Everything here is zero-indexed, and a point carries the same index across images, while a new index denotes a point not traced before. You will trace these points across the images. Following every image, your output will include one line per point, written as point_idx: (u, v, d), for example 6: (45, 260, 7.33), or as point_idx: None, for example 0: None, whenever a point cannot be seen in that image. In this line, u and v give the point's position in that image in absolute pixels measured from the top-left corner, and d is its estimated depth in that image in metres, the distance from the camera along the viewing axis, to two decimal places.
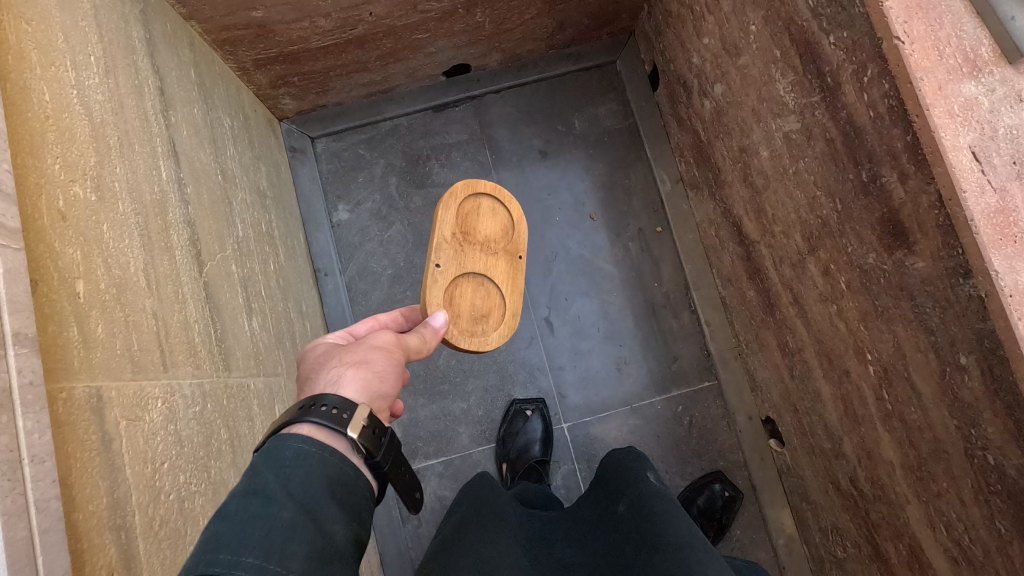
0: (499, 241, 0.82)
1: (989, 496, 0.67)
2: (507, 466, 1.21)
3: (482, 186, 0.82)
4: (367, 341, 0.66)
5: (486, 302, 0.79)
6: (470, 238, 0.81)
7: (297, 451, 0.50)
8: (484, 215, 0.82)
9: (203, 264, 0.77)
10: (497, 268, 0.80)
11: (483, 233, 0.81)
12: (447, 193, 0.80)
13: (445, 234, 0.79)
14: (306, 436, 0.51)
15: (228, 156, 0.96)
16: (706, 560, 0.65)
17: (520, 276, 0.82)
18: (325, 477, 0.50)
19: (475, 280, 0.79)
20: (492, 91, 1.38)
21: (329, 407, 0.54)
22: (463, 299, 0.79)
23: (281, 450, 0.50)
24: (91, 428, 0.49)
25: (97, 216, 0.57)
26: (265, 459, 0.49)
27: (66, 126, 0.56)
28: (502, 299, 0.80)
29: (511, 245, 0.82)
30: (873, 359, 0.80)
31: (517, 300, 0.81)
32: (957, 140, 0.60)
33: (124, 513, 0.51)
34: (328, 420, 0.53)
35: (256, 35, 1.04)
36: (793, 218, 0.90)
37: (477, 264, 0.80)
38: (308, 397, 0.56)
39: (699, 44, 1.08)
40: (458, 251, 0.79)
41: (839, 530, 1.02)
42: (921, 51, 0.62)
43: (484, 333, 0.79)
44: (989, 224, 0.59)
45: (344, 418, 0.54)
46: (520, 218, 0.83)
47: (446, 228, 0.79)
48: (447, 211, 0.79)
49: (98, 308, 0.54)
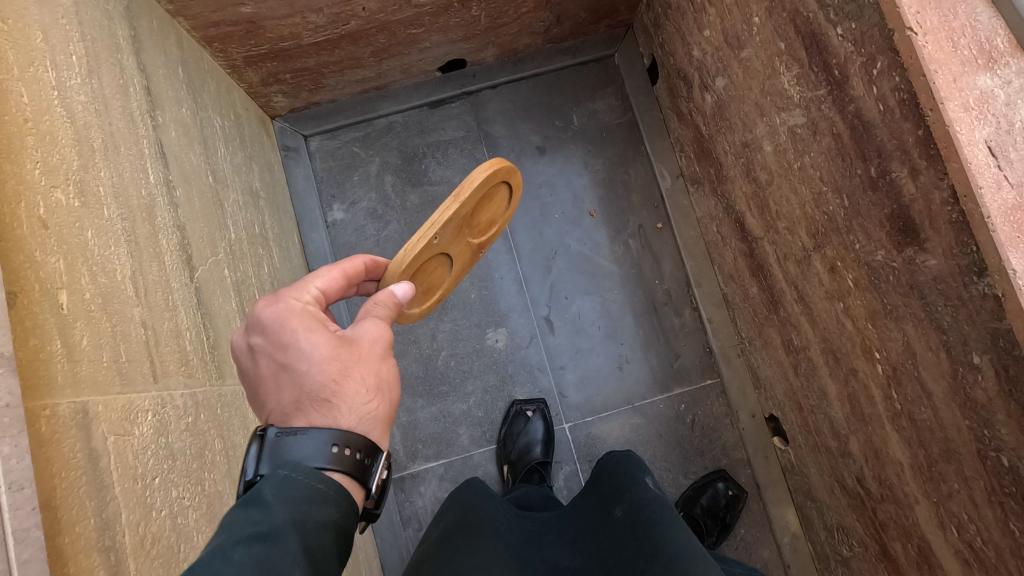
0: (480, 230, 0.80)
1: (1002, 498, 0.66)
2: (508, 468, 1.19)
3: (512, 178, 0.77)
4: (380, 345, 0.59)
5: (432, 284, 0.79)
6: (471, 222, 0.75)
7: (313, 498, 0.47)
8: (491, 201, 0.78)
9: (194, 269, 0.75)
10: (462, 256, 0.79)
11: (479, 219, 0.77)
12: (495, 169, 0.71)
13: (463, 214, 0.71)
14: (327, 480, 0.49)
15: (218, 157, 0.94)
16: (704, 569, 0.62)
17: (466, 268, 0.84)
18: (337, 529, 0.48)
19: (442, 261, 0.76)
20: (488, 86, 1.36)
21: (354, 453, 0.52)
22: (423, 276, 0.76)
23: (297, 491, 0.47)
24: (76, 446, 0.47)
25: (81, 222, 0.55)
26: (279, 497, 0.46)
27: (47, 129, 0.54)
28: (443, 284, 0.81)
29: (484, 238, 0.82)
30: (881, 358, 0.79)
31: (447, 288, 0.84)
32: (972, 134, 0.58)
33: (113, 534, 0.49)
34: (347, 466, 0.51)
35: (246, 31, 1.01)
36: (798, 214, 0.89)
37: (456, 251, 0.77)
38: (330, 433, 0.51)
39: (700, 36, 1.06)
40: (457, 234, 0.73)
41: (845, 529, 1.01)
42: (935, 42, 0.60)
43: (410, 308, 0.79)
44: (1006, 221, 0.57)
45: (369, 467, 0.53)
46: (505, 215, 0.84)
47: (467, 208, 0.71)
48: (479, 194, 0.71)
49: (83, 319, 0.52)
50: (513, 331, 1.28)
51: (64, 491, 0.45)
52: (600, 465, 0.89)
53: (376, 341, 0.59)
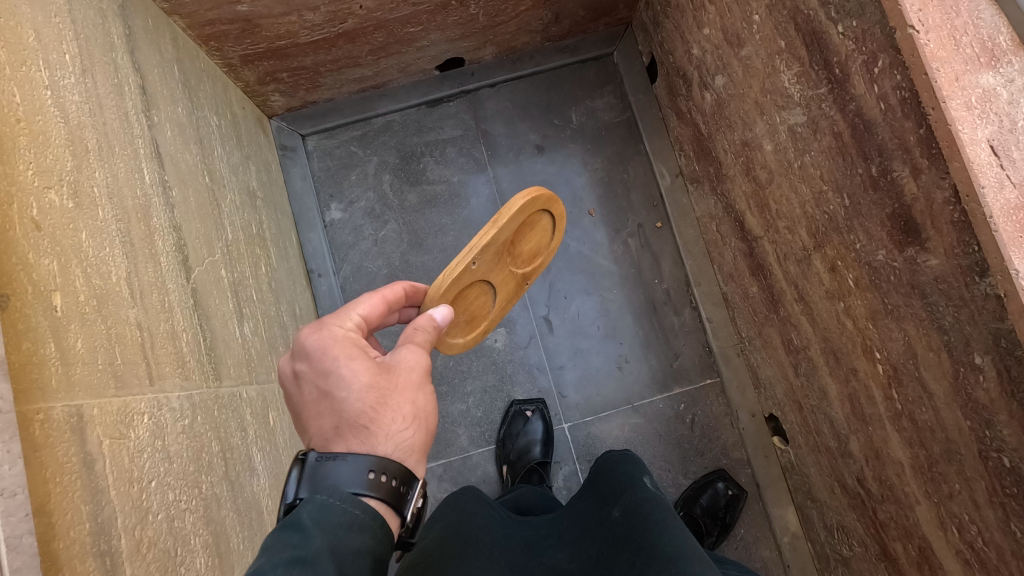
0: (524, 260, 0.82)
1: (1004, 499, 0.65)
2: (508, 468, 1.19)
3: (555, 208, 0.80)
4: (418, 374, 0.61)
5: (475, 312, 0.81)
6: (511, 250, 0.78)
7: (350, 524, 0.49)
8: (533, 231, 0.80)
9: (191, 270, 0.74)
10: (505, 286, 0.81)
11: (521, 248, 0.80)
12: (533, 196, 0.74)
13: (502, 240, 0.74)
14: (364, 506, 0.50)
15: (215, 156, 0.93)
16: (702, 569, 0.62)
17: (513, 302, 0.86)
18: (373, 555, 0.49)
19: (483, 288, 0.79)
20: (486, 85, 1.35)
21: (388, 479, 0.53)
22: (465, 303, 0.78)
23: (335, 515, 0.48)
24: (70, 450, 0.47)
25: (74, 223, 0.54)
26: (318, 522, 0.47)
27: (40, 129, 0.53)
28: (488, 315, 0.83)
29: (529, 269, 0.84)
30: (882, 358, 0.78)
31: (494, 320, 0.85)
32: (975, 133, 0.58)
33: (109, 538, 0.48)
34: (384, 493, 0.52)
35: (242, 30, 1.01)
36: (798, 213, 0.88)
37: (499, 280, 0.79)
38: (369, 460, 0.52)
39: (699, 35, 1.05)
40: (497, 261, 0.76)
41: (845, 529, 1.01)
42: (937, 40, 0.60)
43: (454, 336, 0.82)
44: (1008, 221, 0.56)
45: (402, 494, 0.53)
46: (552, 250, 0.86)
47: (507, 234, 0.74)
48: (519, 218, 0.74)
49: (78, 322, 0.51)
50: (512, 331, 1.28)
51: (58, 496, 0.45)
52: (598, 464, 0.88)
53: (414, 368, 0.61)
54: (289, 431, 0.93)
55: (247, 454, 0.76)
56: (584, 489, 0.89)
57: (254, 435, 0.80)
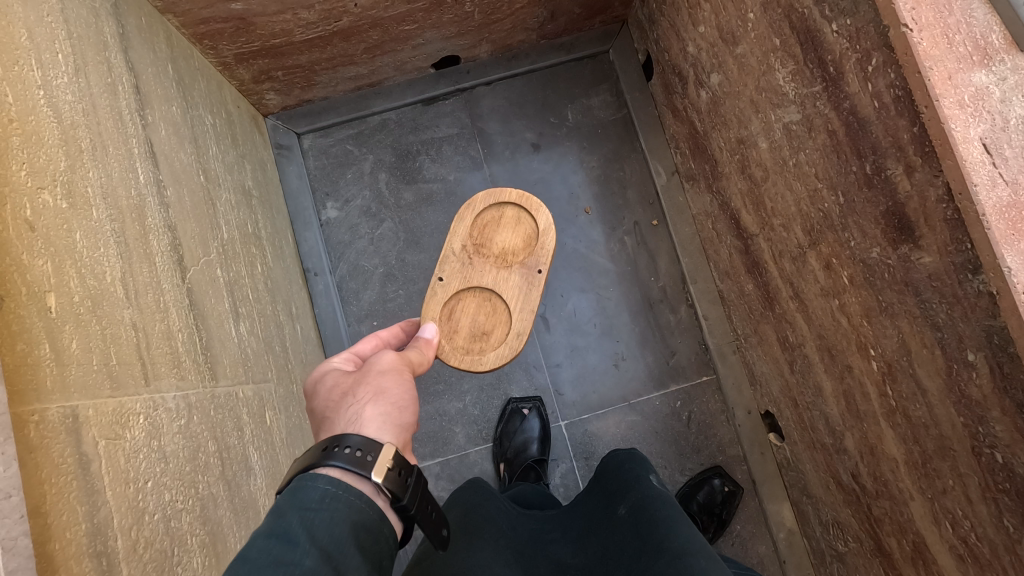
0: (517, 252, 0.83)
1: (996, 494, 0.66)
2: (505, 466, 1.19)
3: (506, 196, 0.85)
4: (383, 365, 0.64)
5: (490, 320, 0.81)
6: (483, 249, 0.84)
7: (321, 496, 0.49)
8: (505, 225, 0.85)
9: (186, 270, 0.74)
10: (506, 283, 0.81)
11: (499, 244, 0.84)
12: (466, 205, 0.86)
13: (455, 247, 0.83)
14: (332, 478, 0.50)
15: (209, 155, 0.93)
16: (707, 565, 0.63)
17: (535, 293, 0.81)
18: (349, 522, 0.48)
19: (480, 296, 0.82)
20: (482, 83, 1.35)
21: (351, 448, 0.52)
22: (466, 314, 0.81)
23: (306, 491, 0.49)
24: (66, 451, 0.47)
25: (68, 224, 0.54)
26: (289, 499, 0.49)
27: (33, 130, 0.53)
28: (509, 316, 0.81)
29: (527, 255, 0.83)
30: (876, 355, 0.79)
31: (525, 319, 0.80)
32: (968, 131, 0.58)
33: (105, 539, 0.48)
34: (351, 463, 0.51)
35: (236, 28, 1.00)
36: (793, 211, 0.88)
37: (487, 278, 0.82)
38: (331, 438, 0.53)
39: (694, 32, 1.05)
40: (466, 264, 0.83)
41: (840, 525, 1.01)
42: (931, 39, 0.60)
43: (480, 352, 0.80)
44: (1001, 219, 0.57)
45: (368, 461, 0.52)
46: (546, 225, 0.83)
47: (456, 241, 0.84)
48: (463, 222, 0.85)
49: (72, 323, 0.51)
50: None
51: (54, 497, 0.45)
52: (605, 460, 0.88)
53: (379, 361, 0.64)
54: (286, 430, 0.93)
55: (244, 454, 0.76)
56: (592, 485, 0.88)
57: (250, 435, 0.80)
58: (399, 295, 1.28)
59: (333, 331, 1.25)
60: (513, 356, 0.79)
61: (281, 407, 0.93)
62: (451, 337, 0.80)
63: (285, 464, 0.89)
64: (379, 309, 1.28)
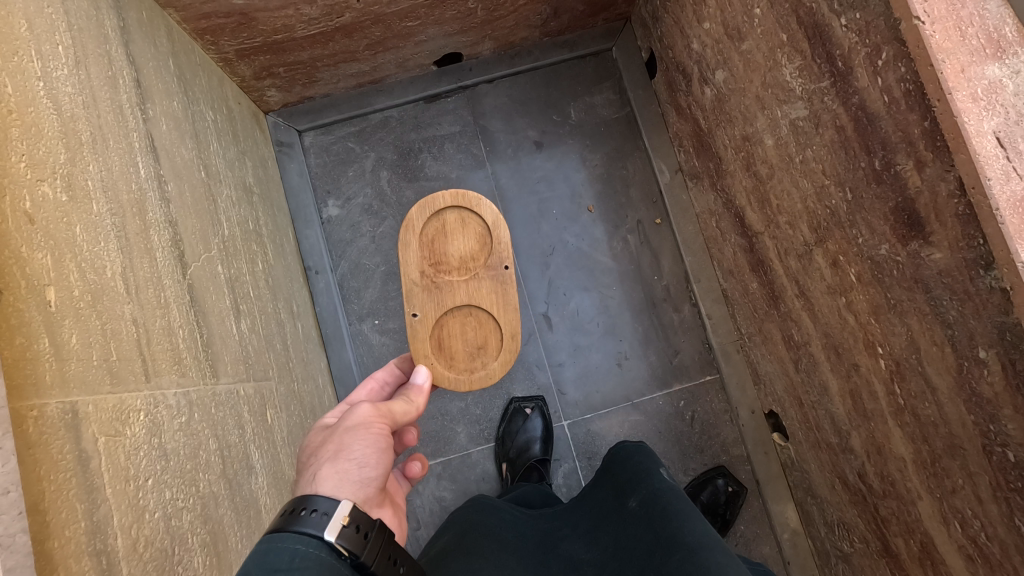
0: (477, 255, 0.81)
1: (1008, 493, 0.65)
2: (507, 466, 1.18)
3: (441, 202, 0.81)
4: (354, 420, 0.64)
5: (480, 333, 0.80)
6: (444, 265, 0.80)
7: (291, 556, 0.48)
8: (453, 233, 0.82)
9: (187, 265, 0.73)
10: (481, 294, 0.80)
11: (457, 253, 0.81)
12: (404, 227, 0.81)
13: (414, 275, 0.79)
14: (301, 537, 0.50)
15: (210, 151, 0.92)
16: (725, 561, 0.63)
17: (511, 292, 0.80)
18: None
19: (461, 314, 0.80)
20: (484, 80, 1.34)
21: (313, 510, 0.52)
22: (455, 336, 0.80)
23: (276, 553, 0.48)
24: (66, 448, 0.46)
25: (68, 217, 0.53)
26: (257, 561, 0.47)
27: (33, 121, 0.52)
28: (496, 322, 0.80)
29: (487, 255, 0.81)
30: (884, 353, 0.78)
31: (513, 318, 0.80)
32: (981, 125, 0.58)
33: (104, 537, 0.47)
34: (313, 525, 0.51)
35: (237, 23, 0.99)
36: (799, 208, 0.88)
37: (459, 295, 0.79)
38: (294, 499, 0.53)
39: (699, 29, 1.04)
40: (433, 288, 0.79)
41: (845, 525, 1.01)
42: (943, 31, 0.59)
43: (484, 366, 0.80)
44: (1014, 213, 0.56)
45: (327, 520, 0.52)
46: (494, 219, 0.81)
47: (413, 268, 0.80)
48: (409, 246, 0.80)
49: (72, 317, 0.50)
50: None
51: (52, 494, 0.44)
52: (612, 453, 0.87)
53: (351, 416, 0.65)
54: (287, 430, 0.92)
55: (245, 453, 0.75)
56: (599, 479, 0.87)
57: (252, 434, 0.79)
58: (401, 294, 1.27)
59: (334, 329, 1.24)
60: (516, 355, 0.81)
61: (282, 406, 0.92)
62: (451, 364, 0.80)
63: (286, 463, 0.88)
64: (380, 307, 1.27)
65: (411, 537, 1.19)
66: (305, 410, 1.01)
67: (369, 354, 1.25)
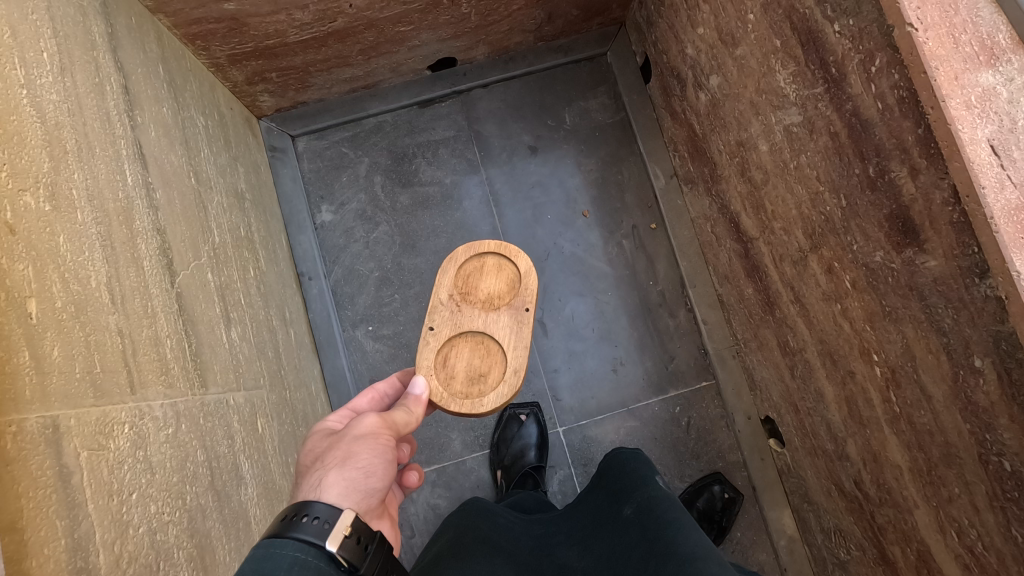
0: (503, 296, 0.80)
1: (1004, 503, 0.64)
2: (502, 473, 1.17)
3: (485, 246, 0.82)
4: (361, 428, 0.63)
5: (485, 361, 0.77)
6: (470, 297, 0.80)
7: (290, 564, 0.48)
8: (488, 273, 0.82)
9: (175, 274, 0.73)
10: (497, 325, 0.78)
11: (485, 290, 0.80)
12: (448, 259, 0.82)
13: (441, 297, 0.79)
14: (300, 544, 0.49)
15: (201, 157, 0.91)
16: (718, 571, 0.62)
17: (527, 330, 0.78)
18: None
19: (474, 339, 0.78)
20: (479, 85, 1.34)
21: (312, 517, 0.51)
22: (461, 359, 0.77)
23: (273, 559, 0.48)
24: (46, 464, 0.45)
25: (51, 227, 0.52)
26: (255, 568, 0.47)
27: (15, 130, 0.51)
28: (503, 354, 0.77)
29: (512, 298, 0.80)
30: (880, 361, 0.77)
31: (521, 355, 0.76)
32: (975, 133, 0.57)
33: (85, 554, 0.46)
34: (312, 532, 0.50)
35: (229, 29, 0.99)
36: (794, 214, 0.87)
37: (475, 320, 0.78)
38: (292, 505, 0.52)
39: (693, 34, 1.04)
40: (455, 312, 0.79)
41: (842, 532, 1.00)
42: (936, 39, 0.59)
43: (480, 396, 0.75)
44: (1009, 222, 0.55)
45: (327, 529, 0.51)
46: (528, 269, 0.81)
47: (442, 291, 0.80)
48: (446, 273, 0.81)
49: (54, 329, 0.49)
50: None
51: (31, 512, 0.43)
52: (608, 458, 0.86)
53: (359, 423, 0.64)
54: (279, 438, 0.91)
55: (235, 463, 0.74)
56: (595, 486, 0.86)
57: (241, 444, 0.78)
58: (395, 299, 1.27)
59: (327, 336, 1.23)
60: (515, 392, 0.75)
61: (273, 414, 0.91)
62: (449, 383, 0.76)
63: (277, 473, 0.87)
64: (374, 314, 1.27)
65: (404, 545, 1.18)
66: (297, 418, 1.00)
67: (363, 361, 1.24)
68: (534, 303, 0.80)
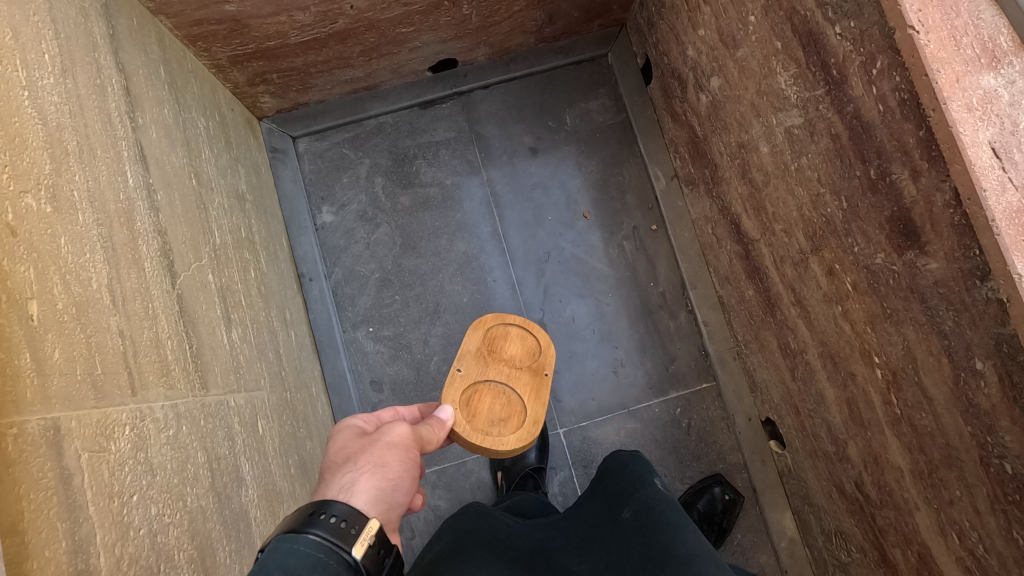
0: (527, 360, 0.84)
1: (1006, 506, 0.64)
2: (502, 475, 1.17)
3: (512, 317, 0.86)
4: (393, 437, 0.63)
5: (506, 411, 0.79)
6: (495, 355, 0.83)
7: (310, 562, 0.48)
8: (513, 341, 0.86)
9: (176, 275, 0.73)
10: (520, 381, 0.82)
11: (509, 352, 0.84)
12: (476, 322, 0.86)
13: (469, 348, 0.83)
14: (321, 544, 0.49)
15: (202, 158, 0.91)
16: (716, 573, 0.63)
17: (547, 391, 0.82)
18: None
19: (496, 388, 0.81)
20: (480, 86, 1.34)
21: (335, 518, 0.51)
22: (483, 402, 0.79)
23: (294, 556, 0.47)
24: (47, 466, 0.45)
25: (53, 229, 0.52)
26: (276, 563, 0.46)
27: (17, 132, 0.51)
28: (524, 406, 0.80)
29: (536, 362, 0.84)
30: (881, 363, 0.77)
31: (541, 408, 0.80)
32: (976, 135, 0.57)
33: (86, 556, 0.46)
34: (335, 535, 0.50)
35: (230, 30, 0.99)
36: (795, 216, 0.87)
37: (500, 374, 0.82)
38: (315, 503, 0.52)
39: (694, 36, 1.04)
40: (480, 360, 0.82)
41: (843, 534, 1.00)
42: (937, 41, 0.59)
43: (499, 435, 0.77)
44: (1010, 224, 0.55)
45: (350, 534, 0.51)
46: (548, 344, 0.86)
47: (469, 347, 0.84)
48: (473, 333, 0.85)
49: (55, 330, 0.49)
50: None
51: (31, 514, 0.43)
52: (605, 462, 0.87)
53: (390, 433, 0.64)
54: (280, 440, 0.91)
55: (235, 464, 0.74)
56: (594, 489, 0.86)
57: (242, 445, 0.77)
58: (396, 300, 1.27)
59: (328, 337, 1.23)
60: (529, 442, 0.78)
61: (274, 415, 0.91)
62: (471, 418, 0.77)
63: (278, 474, 0.87)
64: (374, 315, 1.27)
65: (405, 546, 1.18)
66: (298, 419, 1.00)
67: (363, 362, 1.24)
68: (552, 368, 0.85)
